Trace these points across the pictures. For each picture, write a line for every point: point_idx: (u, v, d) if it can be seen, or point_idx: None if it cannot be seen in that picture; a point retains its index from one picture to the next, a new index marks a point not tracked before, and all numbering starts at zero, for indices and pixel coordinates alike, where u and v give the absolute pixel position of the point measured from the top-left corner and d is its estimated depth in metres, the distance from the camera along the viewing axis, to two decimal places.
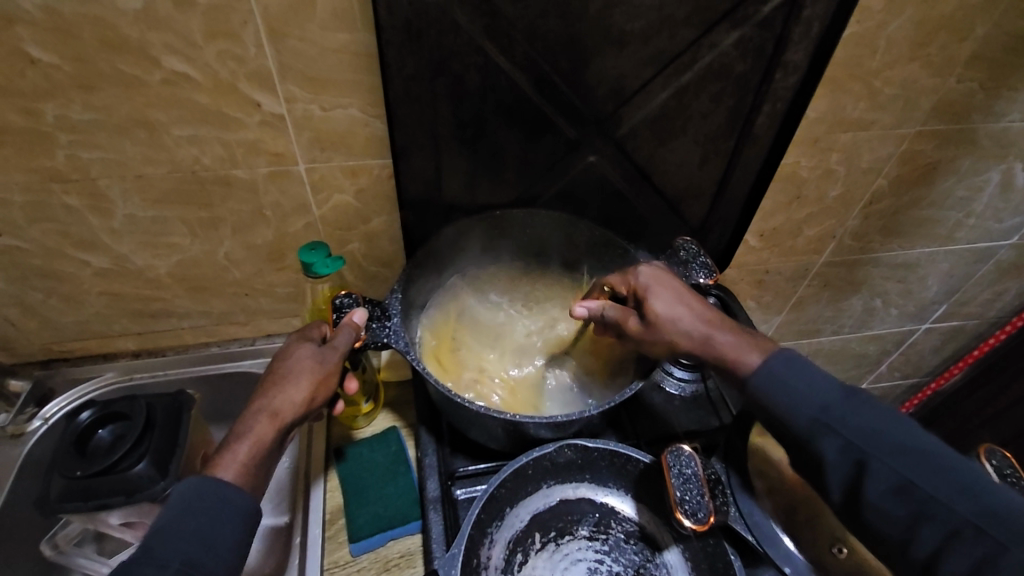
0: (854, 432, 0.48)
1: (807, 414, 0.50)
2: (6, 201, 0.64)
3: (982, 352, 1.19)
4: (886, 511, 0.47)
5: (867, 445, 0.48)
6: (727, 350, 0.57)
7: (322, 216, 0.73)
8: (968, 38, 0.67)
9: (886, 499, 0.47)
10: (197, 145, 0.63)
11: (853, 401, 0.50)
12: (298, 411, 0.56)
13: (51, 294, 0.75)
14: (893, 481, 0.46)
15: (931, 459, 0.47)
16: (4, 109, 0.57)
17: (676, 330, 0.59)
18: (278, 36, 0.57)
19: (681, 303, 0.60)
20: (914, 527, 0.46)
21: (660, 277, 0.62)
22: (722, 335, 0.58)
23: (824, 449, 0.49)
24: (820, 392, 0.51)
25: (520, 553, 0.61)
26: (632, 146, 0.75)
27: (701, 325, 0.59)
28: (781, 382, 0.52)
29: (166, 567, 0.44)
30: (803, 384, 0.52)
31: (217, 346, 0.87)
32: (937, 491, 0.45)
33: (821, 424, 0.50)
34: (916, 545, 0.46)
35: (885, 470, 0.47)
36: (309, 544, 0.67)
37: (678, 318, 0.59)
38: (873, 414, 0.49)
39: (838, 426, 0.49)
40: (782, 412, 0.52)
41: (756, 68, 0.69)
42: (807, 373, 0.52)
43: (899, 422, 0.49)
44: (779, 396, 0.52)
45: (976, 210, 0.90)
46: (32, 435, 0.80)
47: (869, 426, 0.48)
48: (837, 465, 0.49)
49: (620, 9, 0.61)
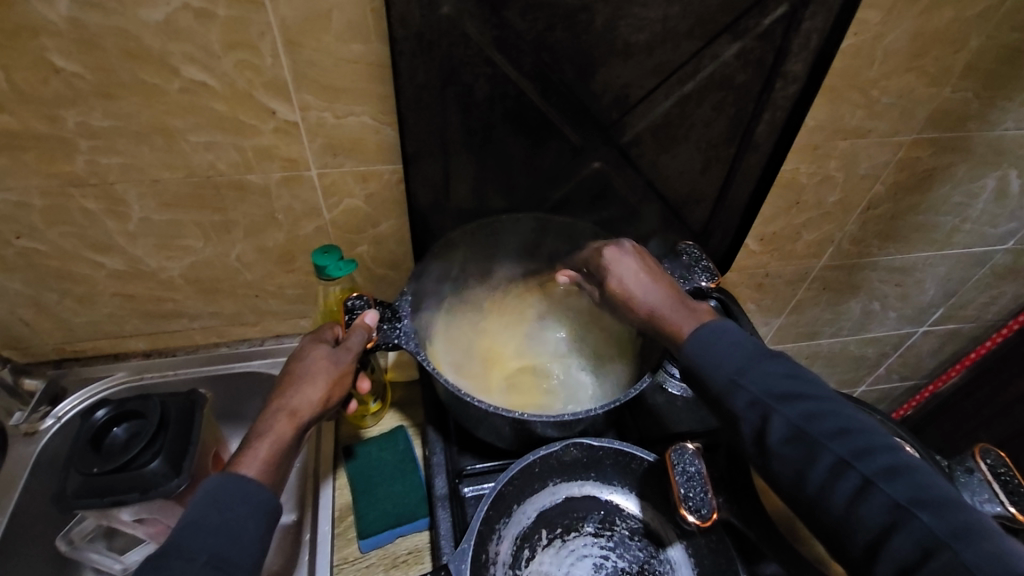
0: (761, 386, 0.53)
1: (723, 371, 0.55)
2: (26, 205, 0.66)
3: (979, 355, 1.21)
4: (784, 456, 0.51)
5: (769, 397, 0.52)
6: (670, 325, 0.61)
7: (332, 220, 0.75)
8: (963, 49, 0.69)
9: (784, 444, 0.51)
10: (213, 151, 0.65)
11: (764, 359, 0.55)
12: (315, 411, 0.58)
13: (66, 295, 0.77)
14: (789, 427, 0.51)
15: (824, 408, 0.51)
16: (28, 116, 0.59)
17: (628, 301, 0.64)
18: (294, 47, 0.58)
19: (637, 277, 0.64)
20: (806, 468, 0.49)
21: (614, 255, 0.66)
22: (671, 313, 0.62)
23: (735, 401, 0.54)
24: (735, 351, 0.56)
25: (528, 549, 0.63)
26: (636, 153, 0.76)
27: (652, 300, 0.63)
28: (704, 342, 0.57)
29: (195, 560, 0.46)
30: (723, 346, 0.56)
31: (226, 346, 0.89)
32: (823, 433, 0.49)
33: (733, 379, 0.54)
34: (809, 485, 0.49)
35: (782, 418, 0.51)
36: (319, 542, 0.69)
37: (631, 292, 0.64)
38: (775, 369, 0.54)
39: (747, 380, 0.54)
40: (703, 368, 0.56)
41: (757, 78, 0.70)
42: (728, 335, 0.57)
43: (796, 375, 0.54)
44: (701, 354, 0.57)
45: (972, 216, 0.92)
46: (45, 433, 0.81)
47: (771, 380, 0.53)
48: (747, 417, 0.53)
49: (625, 22, 0.63)
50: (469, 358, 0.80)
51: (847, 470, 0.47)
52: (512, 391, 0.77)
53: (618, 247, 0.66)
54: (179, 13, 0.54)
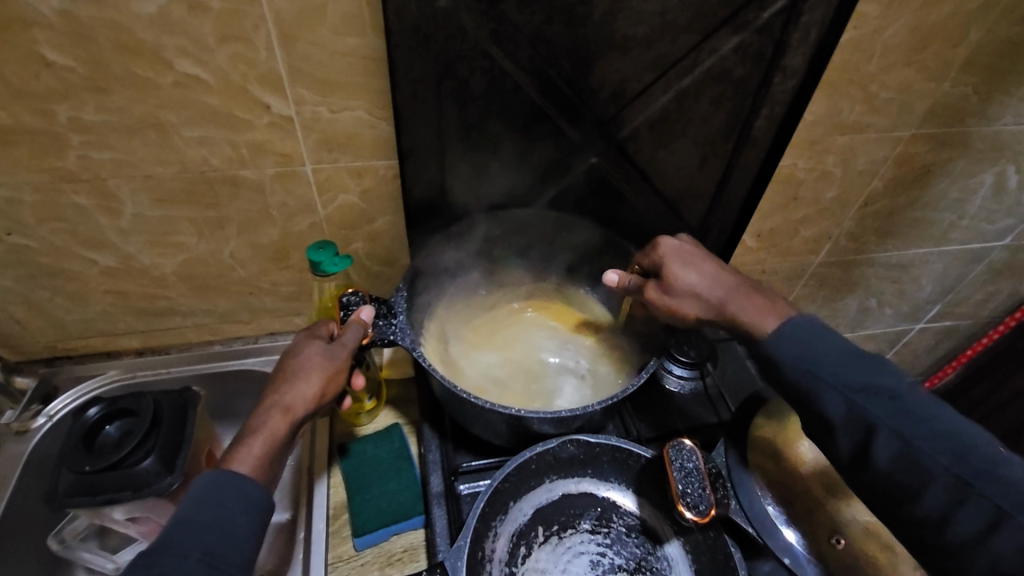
0: (860, 393, 0.51)
1: (818, 378, 0.52)
2: (17, 201, 0.65)
3: (975, 351, 1.21)
4: (891, 472, 0.50)
5: (876, 410, 0.50)
6: (744, 317, 0.58)
7: (327, 216, 0.74)
8: (962, 43, 0.69)
9: (889, 456, 0.49)
10: (207, 146, 0.64)
11: (865, 364, 0.52)
12: (310, 407, 0.58)
13: (58, 293, 0.76)
14: (897, 445, 0.49)
15: (936, 423, 0.49)
16: (18, 110, 0.58)
17: (694, 297, 0.62)
18: (289, 40, 0.58)
19: (700, 269, 0.63)
20: (918, 488, 0.49)
21: (674, 253, 0.64)
22: (740, 303, 0.59)
23: (832, 410, 0.51)
24: (829, 355, 0.53)
25: (524, 546, 0.62)
26: (633, 148, 0.76)
27: (720, 293, 0.61)
28: (791, 346, 0.54)
29: (187, 557, 0.45)
30: (815, 348, 0.53)
31: (219, 344, 0.88)
32: (938, 449, 0.48)
33: (829, 387, 0.51)
34: (921, 504, 0.49)
35: (891, 435, 0.49)
36: (313, 540, 0.68)
37: (697, 286, 0.62)
38: (877, 376, 0.51)
39: (848, 389, 0.51)
40: (789, 371, 0.53)
41: (755, 72, 0.70)
42: (818, 337, 0.54)
43: (899, 380, 0.51)
44: (788, 358, 0.54)
45: (969, 211, 0.92)
46: (37, 432, 0.80)
47: (872, 388, 0.51)
48: (847, 427, 0.51)
49: (624, 15, 0.62)
50: (458, 344, 0.79)
51: (970, 497, 0.47)
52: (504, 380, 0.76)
53: (676, 244, 0.64)
54: (172, 6, 0.54)
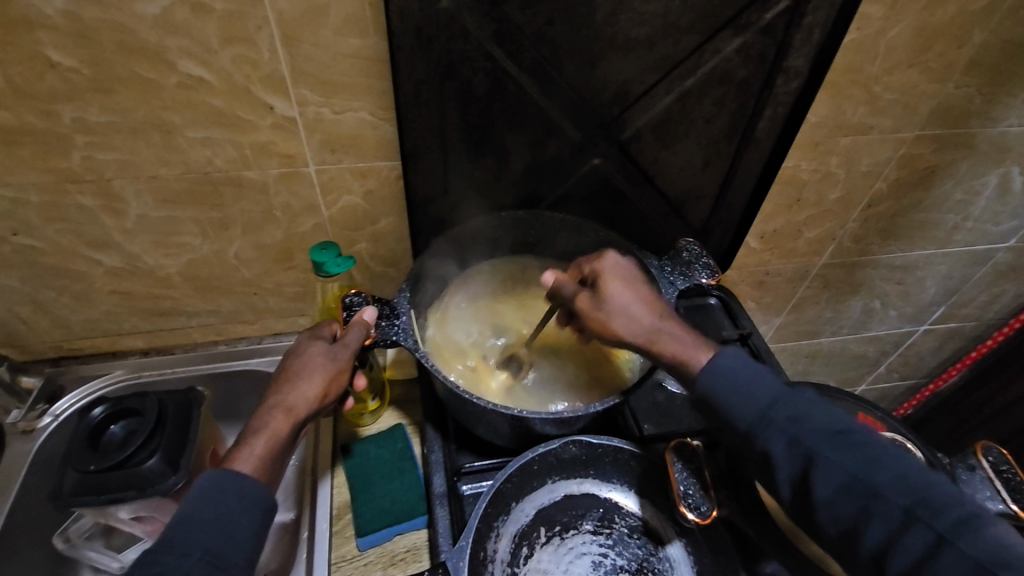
0: (799, 427, 0.52)
1: (755, 412, 0.54)
2: (23, 201, 0.66)
3: (980, 353, 1.21)
4: (833, 506, 0.50)
5: (812, 441, 0.51)
6: (674, 350, 0.59)
7: (330, 216, 0.74)
8: (966, 45, 0.69)
9: (834, 492, 0.50)
10: (210, 147, 0.65)
11: (800, 398, 0.54)
12: (311, 407, 0.58)
13: (63, 293, 0.76)
14: (837, 475, 0.50)
15: (872, 454, 0.50)
16: (24, 111, 0.59)
17: (627, 317, 0.60)
18: (292, 41, 0.58)
19: (636, 289, 0.62)
20: (861, 520, 0.48)
21: (613, 270, 0.63)
22: (669, 335, 0.60)
23: (771, 444, 0.52)
24: (768, 390, 0.54)
25: (526, 547, 0.62)
26: (636, 149, 0.76)
27: (653, 317, 0.60)
28: (730, 378, 0.55)
29: (189, 556, 0.46)
30: (753, 382, 0.55)
31: (224, 344, 0.89)
32: (880, 481, 0.48)
33: (768, 421, 0.53)
34: (865, 539, 0.48)
35: (830, 466, 0.50)
36: (316, 539, 0.68)
37: (631, 305, 0.61)
38: (813, 411, 0.53)
39: (786, 422, 0.52)
40: (730, 409, 0.55)
41: (758, 73, 0.70)
42: (755, 371, 0.56)
43: (833, 415, 0.53)
44: (727, 391, 0.55)
45: (974, 213, 0.91)
46: (43, 431, 0.80)
47: (809, 421, 0.52)
48: (788, 463, 0.52)
49: (626, 16, 0.62)
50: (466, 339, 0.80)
51: (911, 524, 0.46)
52: (492, 373, 0.77)
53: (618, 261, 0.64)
54: (176, 7, 0.54)
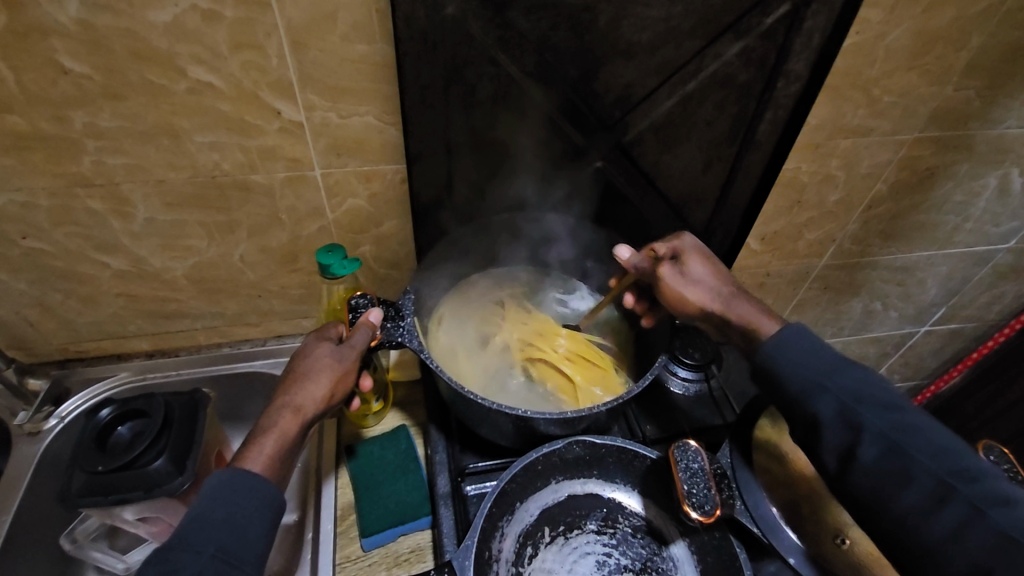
0: (851, 395, 0.52)
1: (811, 378, 0.53)
2: (32, 205, 0.66)
3: (981, 354, 1.21)
4: (875, 474, 0.49)
5: (862, 411, 0.51)
6: (745, 315, 0.62)
7: (335, 219, 0.75)
8: (964, 48, 0.70)
9: (879, 460, 0.49)
10: (218, 151, 0.66)
11: (850, 368, 0.54)
12: (319, 407, 0.59)
13: (71, 295, 0.77)
14: (884, 442, 0.49)
15: (916, 426, 0.50)
16: (35, 116, 0.59)
17: (705, 285, 0.65)
18: (300, 47, 0.59)
19: (713, 263, 0.66)
20: (900, 487, 0.48)
21: (693, 247, 0.67)
22: (742, 304, 0.64)
23: (822, 409, 0.52)
24: (820, 358, 0.55)
25: (531, 547, 0.63)
26: (638, 151, 0.78)
27: (729, 289, 0.65)
28: (788, 347, 0.56)
29: (202, 553, 0.46)
30: (807, 352, 0.55)
31: (229, 346, 0.89)
32: (924, 453, 0.48)
33: (821, 387, 0.53)
34: (899, 504, 0.48)
35: (878, 434, 0.50)
36: (321, 540, 0.69)
37: (709, 276, 0.65)
38: (868, 382, 0.53)
39: (838, 390, 0.52)
40: (785, 372, 0.55)
41: (758, 78, 0.71)
42: (808, 342, 0.56)
43: (886, 389, 0.53)
44: (782, 358, 0.56)
45: (974, 214, 0.92)
46: (49, 433, 0.81)
47: (863, 390, 0.52)
48: (835, 428, 0.51)
49: (628, 21, 0.63)
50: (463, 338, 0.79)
51: (947, 492, 0.47)
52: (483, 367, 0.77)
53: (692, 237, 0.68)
54: (186, 14, 0.55)
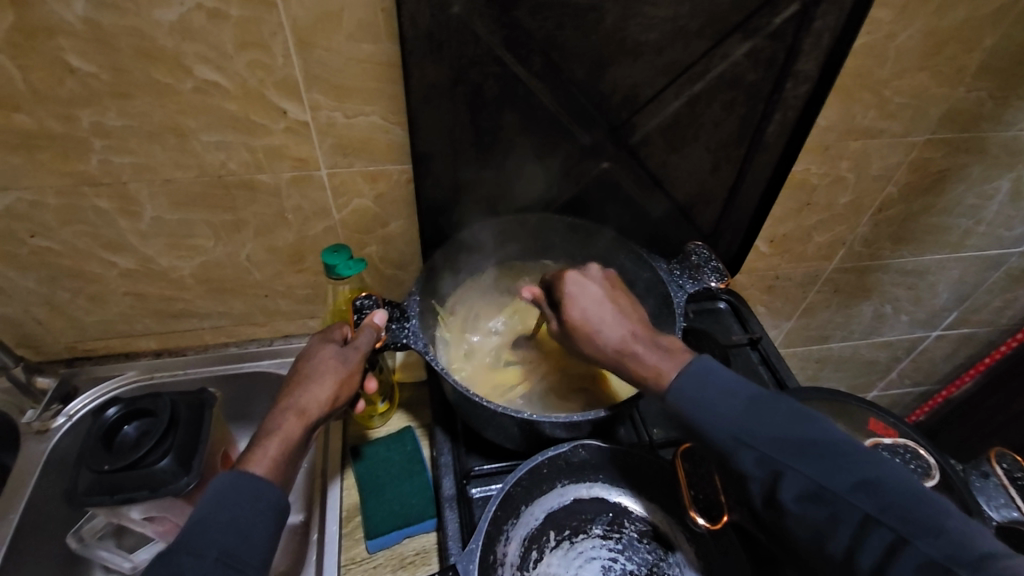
0: (764, 438, 0.50)
1: (724, 426, 0.52)
2: (40, 203, 0.67)
3: (993, 360, 1.20)
4: (801, 516, 0.48)
5: (781, 452, 0.49)
6: (641, 364, 0.58)
7: (341, 219, 0.75)
8: (977, 48, 0.69)
9: (801, 503, 0.48)
10: (224, 151, 0.66)
11: (769, 402, 0.52)
12: (323, 410, 0.58)
13: (78, 294, 0.77)
14: (803, 484, 0.48)
15: (838, 459, 0.49)
16: (43, 115, 0.60)
17: (594, 338, 0.61)
18: (306, 46, 0.59)
19: (601, 308, 0.63)
20: (827, 528, 0.47)
21: (577, 287, 0.64)
22: (636, 348, 0.59)
23: (739, 459, 0.51)
24: (733, 397, 0.53)
25: (536, 551, 0.62)
26: (645, 153, 0.76)
27: (621, 335, 0.61)
28: (699, 390, 0.54)
29: (205, 557, 0.46)
30: (722, 391, 0.53)
31: (235, 346, 0.89)
32: (844, 490, 0.47)
33: (735, 434, 0.51)
34: (833, 547, 0.47)
35: (797, 475, 0.48)
36: (326, 542, 0.68)
37: (597, 328, 0.62)
38: (781, 417, 0.51)
39: (751, 435, 0.51)
40: (698, 420, 0.53)
41: (768, 78, 0.70)
42: (723, 378, 0.54)
43: (800, 421, 0.51)
44: (695, 402, 0.53)
45: (986, 217, 0.91)
46: (57, 431, 0.81)
47: (773, 431, 0.50)
48: (755, 475, 0.50)
49: (635, 21, 0.63)
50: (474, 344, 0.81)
51: (873, 529, 0.45)
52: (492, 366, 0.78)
53: (581, 276, 0.65)
54: (193, 13, 0.55)
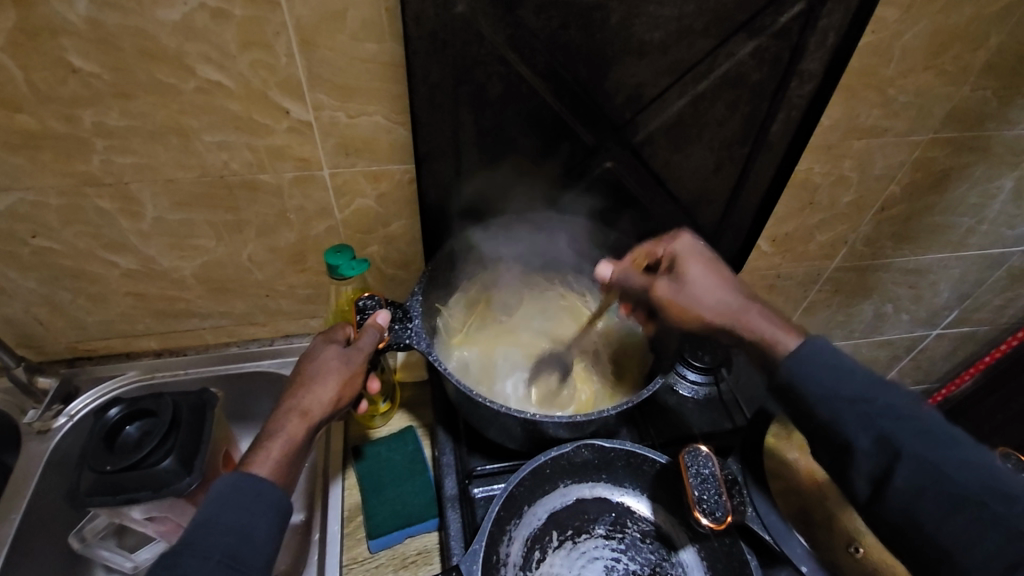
0: (883, 418, 0.48)
1: (840, 400, 0.49)
2: (42, 204, 0.66)
3: (992, 358, 1.20)
4: (910, 503, 0.46)
5: (904, 437, 0.47)
6: (761, 328, 0.57)
7: (343, 219, 0.75)
8: (983, 47, 0.68)
9: (914, 488, 0.46)
10: (226, 151, 0.65)
11: (888, 386, 0.50)
12: (326, 410, 0.58)
13: (80, 294, 0.77)
14: (921, 471, 0.46)
15: (960, 452, 0.46)
16: (45, 115, 0.59)
17: (705, 297, 0.60)
18: (309, 45, 0.58)
19: (715, 275, 0.61)
20: (939, 520, 0.45)
21: (689, 251, 0.63)
22: (756, 314, 0.58)
23: (854, 435, 0.48)
24: (852, 377, 0.50)
25: (539, 551, 0.62)
26: (649, 152, 0.76)
27: (738, 301, 0.59)
28: (812, 363, 0.51)
29: (209, 559, 0.46)
30: (839, 366, 0.51)
31: (236, 346, 0.89)
32: (965, 482, 0.45)
33: (852, 408, 0.49)
34: (939, 539, 0.45)
35: (917, 461, 0.46)
36: (328, 541, 0.68)
37: (708, 289, 0.60)
38: (902, 402, 0.49)
39: (870, 413, 0.48)
40: (812, 391, 0.51)
41: (772, 77, 0.70)
42: (840, 359, 0.51)
43: (920, 409, 0.49)
44: (808, 375, 0.51)
45: (988, 216, 0.91)
46: (59, 431, 0.80)
47: (894, 413, 0.48)
48: (867, 453, 0.48)
49: (640, 20, 0.62)
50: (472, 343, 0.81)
51: (994, 525, 0.43)
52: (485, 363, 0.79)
53: (692, 245, 0.64)
54: (196, 13, 0.55)
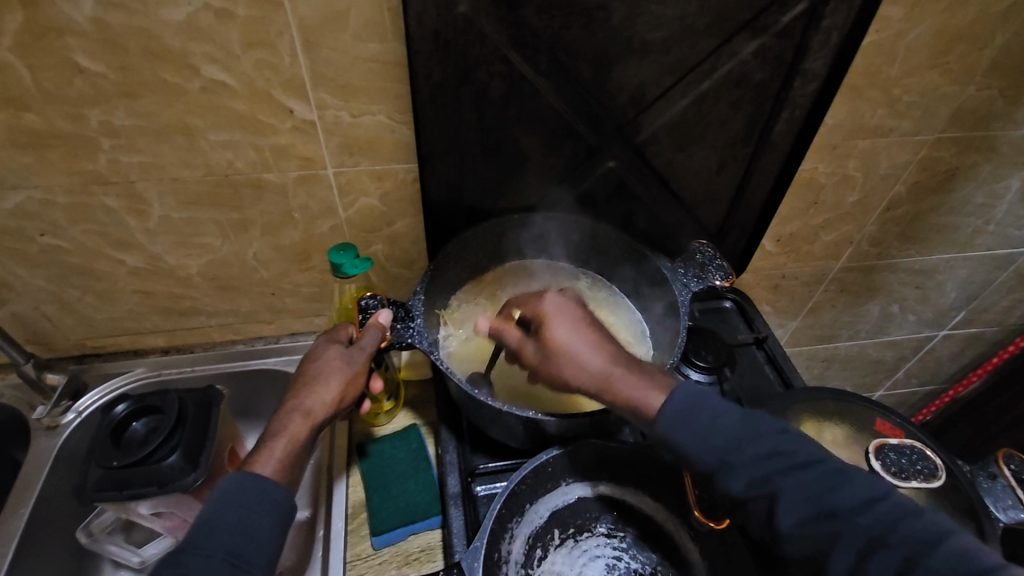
0: (753, 461, 0.50)
1: (713, 452, 0.51)
2: (50, 202, 0.67)
3: (1000, 360, 1.18)
4: (801, 539, 0.48)
5: (775, 475, 0.49)
6: (628, 391, 0.55)
7: (348, 218, 0.75)
8: (988, 46, 0.68)
9: (800, 525, 0.48)
10: (231, 149, 0.66)
11: (752, 424, 0.52)
12: (328, 410, 0.59)
13: (87, 292, 0.78)
14: (800, 507, 0.48)
15: (831, 479, 0.49)
16: (53, 114, 0.60)
17: (574, 365, 0.57)
18: (313, 46, 0.59)
19: (579, 337, 0.58)
20: (831, 547, 0.46)
21: (557, 308, 0.59)
22: (621, 375, 0.56)
23: (732, 485, 0.50)
24: (724, 421, 0.52)
25: (540, 548, 0.63)
26: (652, 152, 0.76)
27: (602, 364, 0.57)
28: (680, 417, 0.53)
29: (212, 557, 0.47)
30: (705, 415, 0.53)
31: (242, 344, 0.90)
32: (841, 509, 0.47)
33: (726, 458, 0.51)
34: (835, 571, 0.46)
35: (793, 498, 0.48)
36: (332, 538, 0.69)
37: (579, 352, 0.57)
38: (765, 438, 0.52)
39: (742, 457, 0.50)
40: (686, 448, 0.52)
41: (775, 76, 0.70)
42: (706, 398, 0.54)
43: (782, 442, 0.51)
44: (686, 429, 0.53)
45: (995, 217, 0.90)
46: (67, 427, 0.81)
47: (761, 451, 0.50)
48: (751, 497, 0.50)
49: (643, 19, 0.62)
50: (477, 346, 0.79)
51: (878, 548, 0.45)
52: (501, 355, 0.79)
53: (560, 300, 0.60)
54: (200, 13, 0.55)
